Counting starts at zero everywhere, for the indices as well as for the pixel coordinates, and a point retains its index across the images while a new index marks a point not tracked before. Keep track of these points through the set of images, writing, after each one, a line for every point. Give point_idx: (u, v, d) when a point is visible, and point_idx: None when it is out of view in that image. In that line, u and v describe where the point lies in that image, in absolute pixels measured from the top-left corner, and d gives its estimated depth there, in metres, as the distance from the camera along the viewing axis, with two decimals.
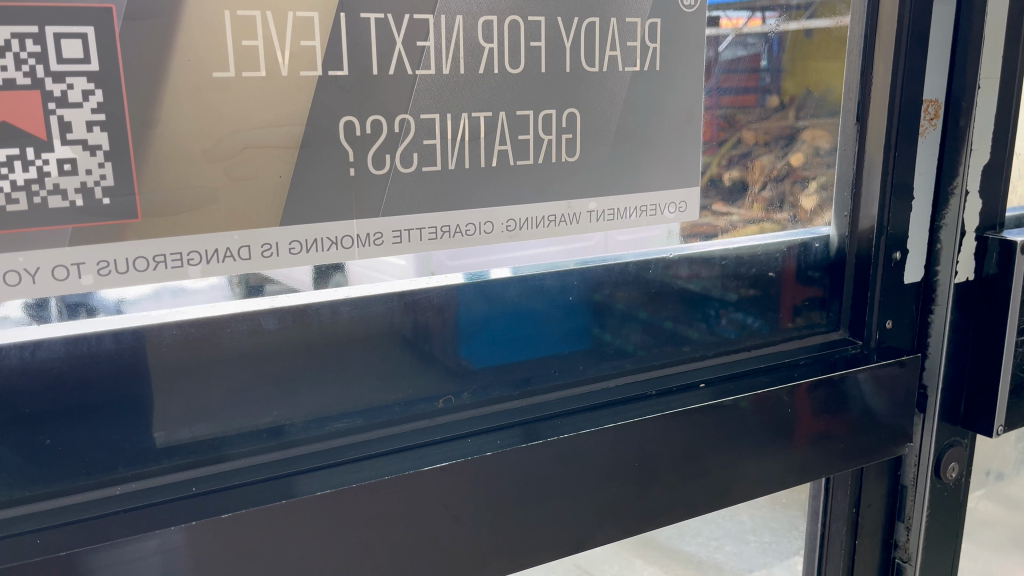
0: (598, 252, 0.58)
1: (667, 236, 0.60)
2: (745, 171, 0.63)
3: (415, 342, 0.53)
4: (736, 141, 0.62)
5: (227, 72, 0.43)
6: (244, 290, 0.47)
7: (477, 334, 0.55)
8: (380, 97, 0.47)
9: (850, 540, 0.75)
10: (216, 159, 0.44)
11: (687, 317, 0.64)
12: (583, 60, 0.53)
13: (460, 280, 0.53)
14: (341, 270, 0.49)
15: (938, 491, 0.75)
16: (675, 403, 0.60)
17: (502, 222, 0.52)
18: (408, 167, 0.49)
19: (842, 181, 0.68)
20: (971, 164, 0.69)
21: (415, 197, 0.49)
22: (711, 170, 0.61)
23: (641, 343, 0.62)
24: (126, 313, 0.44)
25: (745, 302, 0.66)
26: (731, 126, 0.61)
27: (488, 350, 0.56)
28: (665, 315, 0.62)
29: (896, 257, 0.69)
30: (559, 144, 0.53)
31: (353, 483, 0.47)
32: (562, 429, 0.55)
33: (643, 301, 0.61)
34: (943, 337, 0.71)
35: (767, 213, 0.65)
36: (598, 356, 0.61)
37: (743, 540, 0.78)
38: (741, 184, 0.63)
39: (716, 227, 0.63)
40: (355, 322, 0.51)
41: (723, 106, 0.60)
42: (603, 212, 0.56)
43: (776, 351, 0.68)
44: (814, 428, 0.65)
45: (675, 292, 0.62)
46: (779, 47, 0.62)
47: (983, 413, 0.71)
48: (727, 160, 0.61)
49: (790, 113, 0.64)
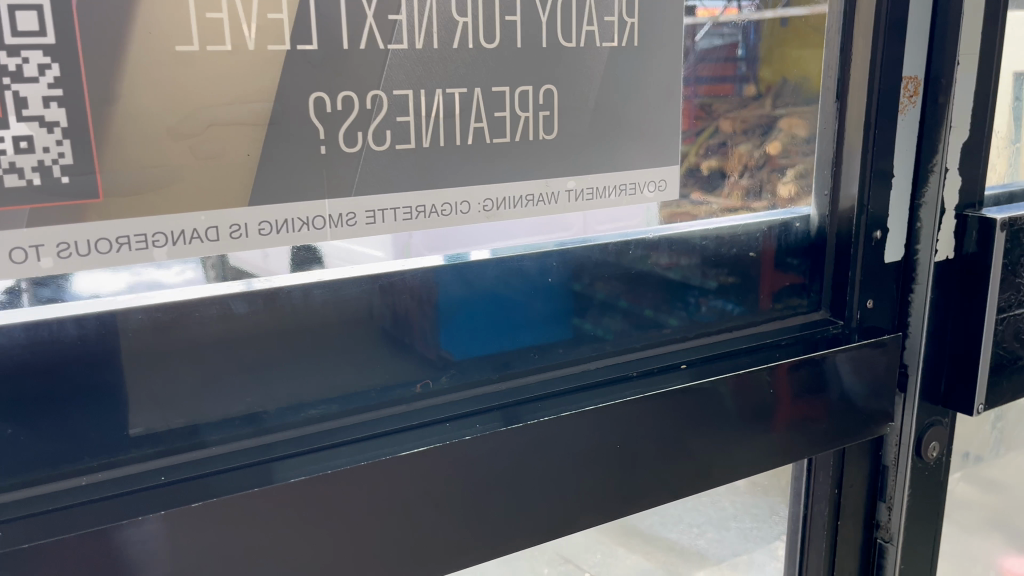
0: (574, 235, 0.57)
1: (647, 221, 0.59)
2: (723, 160, 0.63)
3: (394, 334, 0.52)
4: (714, 129, 0.61)
5: (191, 46, 0.41)
6: (219, 274, 0.46)
7: (454, 321, 0.54)
8: (350, 73, 0.46)
9: (832, 522, 0.74)
10: (181, 137, 0.42)
11: (667, 306, 0.63)
12: (559, 35, 0.52)
13: (443, 262, 0.52)
14: (321, 261, 0.48)
15: (919, 471, 0.75)
16: (657, 384, 0.59)
17: (479, 201, 0.51)
18: (381, 144, 0.47)
19: (821, 161, 0.68)
20: (950, 141, 0.68)
21: (388, 175, 0.48)
22: (690, 160, 0.60)
23: (618, 330, 0.61)
24: (101, 298, 0.43)
25: (723, 290, 0.65)
26: (708, 115, 0.60)
27: (465, 339, 0.55)
28: (646, 304, 0.62)
29: (876, 235, 0.68)
30: (536, 122, 0.52)
31: (330, 470, 0.46)
32: (538, 413, 0.54)
33: (622, 291, 0.60)
34: (924, 316, 0.71)
35: (745, 201, 0.65)
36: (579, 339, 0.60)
37: (724, 527, 0.79)
38: (717, 172, 0.62)
39: (697, 215, 0.62)
40: (328, 306, 0.50)
41: (688, 95, 0.59)
42: (583, 191, 0.55)
43: (757, 332, 0.68)
44: (791, 411, 0.65)
45: (645, 284, 0.61)
46: (756, 35, 0.62)
47: (963, 390, 0.71)
48: (704, 150, 0.61)
49: (768, 101, 0.64)
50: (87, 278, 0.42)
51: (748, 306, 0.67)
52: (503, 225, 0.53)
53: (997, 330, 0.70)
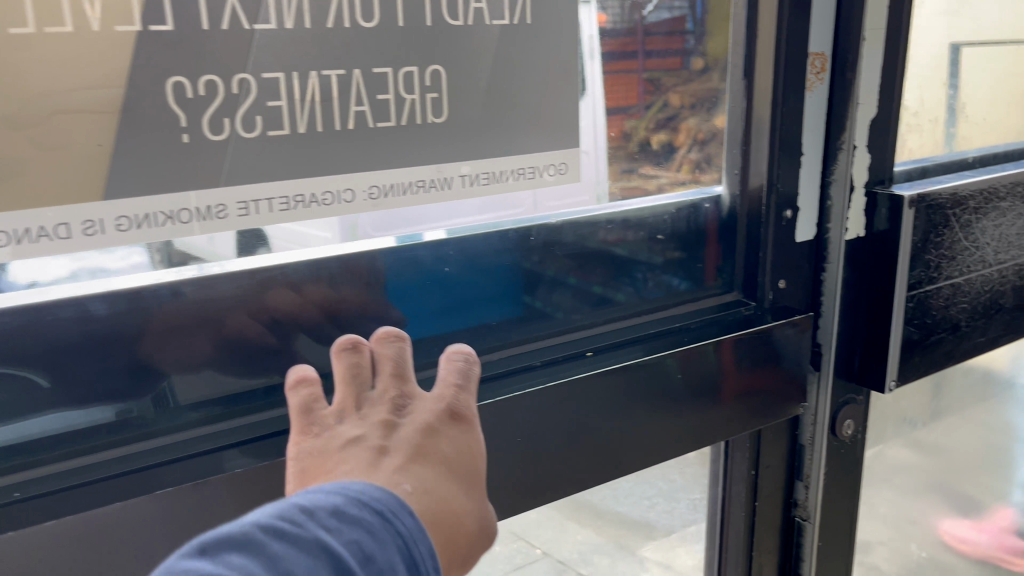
0: (526, 213, 0.57)
1: (597, 200, 0.61)
2: (673, 134, 0.64)
3: (350, 322, 0.52)
4: (663, 104, 0.62)
5: (26, 28, 0.38)
6: (166, 261, 0.45)
7: (405, 303, 0.54)
8: (212, 55, 0.43)
9: (750, 502, 0.74)
10: (21, 126, 0.39)
11: (614, 282, 0.64)
12: (445, 13, 0.49)
13: (393, 242, 0.52)
14: (267, 244, 0.47)
15: (834, 449, 0.75)
16: (556, 373, 0.58)
17: (363, 189, 0.48)
18: (251, 131, 0.44)
19: (731, 140, 0.67)
20: (858, 118, 0.67)
21: (260, 163, 0.45)
22: (640, 134, 0.61)
23: (568, 307, 0.62)
24: (37, 287, 0.42)
25: (669, 265, 0.66)
26: (656, 89, 0.61)
27: (414, 320, 0.55)
28: (594, 281, 0.62)
29: (787, 215, 0.68)
30: (424, 104, 0.49)
31: (182, 483, 0.43)
32: (485, 395, 0.55)
33: (569, 268, 0.61)
34: (835, 294, 0.70)
35: (696, 173, 0.67)
36: (524, 315, 0.60)
37: (674, 500, 0.80)
38: (669, 145, 0.64)
39: (648, 189, 0.64)
40: (258, 294, 0.49)
41: (603, 73, 0.58)
42: (475, 179, 0.52)
43: (665, 316, 0.67)
44: (737, 384, 0.65)
45: (590, 260, 0.62)
46: (703, 9, 0.62)
47: (874, 368, 0.71)
48: (654, 124, 0.62)
49: (714, 76, 0.65)
50: (25, 267, 0.41)
51: (692, 279, 0.68)
52: (388, 215, 0.51)
53: (909, 308, 0.70)
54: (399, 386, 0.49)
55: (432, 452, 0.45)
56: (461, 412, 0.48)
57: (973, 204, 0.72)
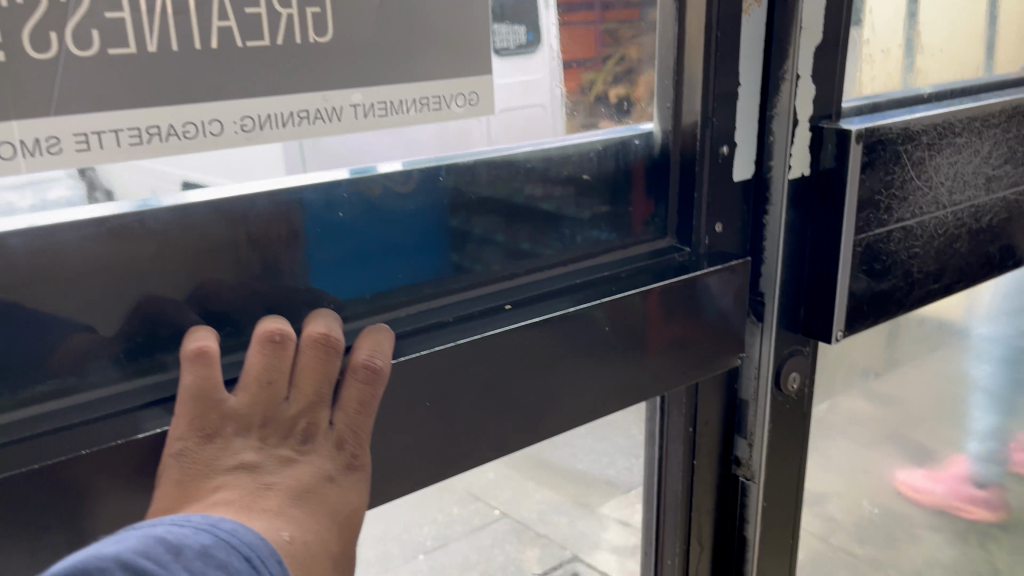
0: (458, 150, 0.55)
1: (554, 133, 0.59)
2: (629, 85, 0.62)
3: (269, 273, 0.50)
4: (620, 56, 0.61)
5: None
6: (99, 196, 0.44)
7: (325, 261, 0.52)
8: None
9: (688, 460, 0.71)
10: None
11: (545, 238, 0.61)
12: None
13: (345, 174, 0.51)
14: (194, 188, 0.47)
15: (778, 404, 0.71)
16: (466, 330, 0.54)
17: (233, 119, 0.43)
18: (85, 47, 0.38)
19: (662, 70, 0.62)
20: (801, 43, 0.62)
21: (99, 87, 0.39)
22: (595, 87, 0.60)
23: (495, 263, 0.59)
24: None
25: (597, 218, 0.63)
26: (613, 40, 0.60)
27: (327, 281, 0.52)
28: (522, 238, 0.59)
29: (722, 151, 0.63)
30: (303, 19, 0.44)
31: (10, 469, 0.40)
32: (409, 347, 0.52)
33: (500, 226, 0.58)
34: (778, 241, 0.66)
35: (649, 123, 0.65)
36: (448, 271, 0.57)
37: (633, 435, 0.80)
38: (623, 99, 0.62)
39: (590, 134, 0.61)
40: (149, 240, 0.45)
41: (556, 20, 0.56)
42: (370, 106, 0.47)
43: (589, 269, 0.63)
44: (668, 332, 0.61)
45: (521, 212, 0.59)
46: None
47: (820, 320, 0.67)
48: (610, 76, 0.61)
49: None
50: None
51: (616, 225, 0.64)
52: (263, 147, 0.45)
53: (858, 251, 0.66)
54: (309, 403, 0.49)
55: (319, 499, 0.48)
56: (357, 461, 0.49)
57: (926, 139, 0.68)
